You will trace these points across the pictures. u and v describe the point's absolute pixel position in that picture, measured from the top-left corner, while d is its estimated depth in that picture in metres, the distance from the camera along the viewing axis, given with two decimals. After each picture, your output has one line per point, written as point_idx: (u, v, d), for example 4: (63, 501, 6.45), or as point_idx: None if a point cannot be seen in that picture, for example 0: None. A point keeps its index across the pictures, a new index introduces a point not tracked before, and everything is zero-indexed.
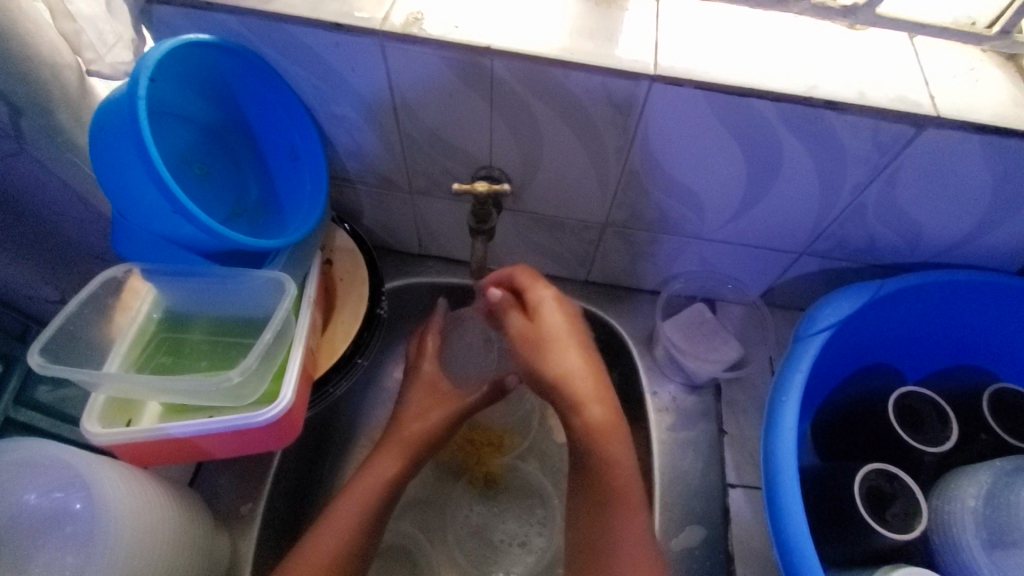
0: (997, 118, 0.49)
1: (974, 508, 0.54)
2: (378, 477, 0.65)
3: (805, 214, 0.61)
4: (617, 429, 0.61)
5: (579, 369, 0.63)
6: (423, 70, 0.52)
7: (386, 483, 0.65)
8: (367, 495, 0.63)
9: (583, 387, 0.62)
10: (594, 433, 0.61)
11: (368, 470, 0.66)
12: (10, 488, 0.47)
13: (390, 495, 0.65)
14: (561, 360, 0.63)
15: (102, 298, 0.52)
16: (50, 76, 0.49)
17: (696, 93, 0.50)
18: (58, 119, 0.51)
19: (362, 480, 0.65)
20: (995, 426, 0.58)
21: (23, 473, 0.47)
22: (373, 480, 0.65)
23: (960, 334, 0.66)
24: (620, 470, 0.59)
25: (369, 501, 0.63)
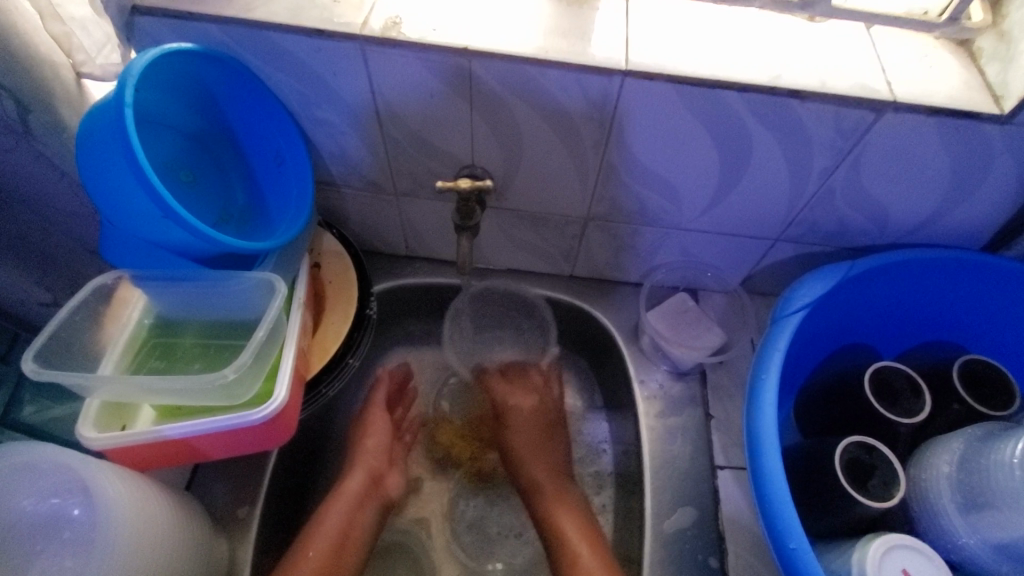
0: (950, 101, 0.52)
1: (948, 474, 0.57)
2: (341, 527, 0.65)
3: (778, 199, 0.63)
4: (585, 523, 0.67)
5: (546, 477, 0.71)
6: (402, 74, 0.54)
7: (354, 511, 0.67)
8: (344, 525, 0.65)
9: (545, 473, 0.72)
10: (563, 529, 0.67)
11: (336, 496, 0.67)
12: (7, 496, 0.46)
13: (364, 518, 0.67)
14: (531, 474, 0.72)
15: (92, 306, 0.53)
16: (51, 74, 0.51)
17: (667, 86, 0.52)
18: (62, 116, 0.53)
19: (334, 509, 0.66)
20: (964, 394, 0.61)
21: (16, 481, 0.47)
22: (343, 510, 0.66)
23: (930, 311, 0.68)
24: (579, 548, 0.65)
25: (343, 529, 0.65)
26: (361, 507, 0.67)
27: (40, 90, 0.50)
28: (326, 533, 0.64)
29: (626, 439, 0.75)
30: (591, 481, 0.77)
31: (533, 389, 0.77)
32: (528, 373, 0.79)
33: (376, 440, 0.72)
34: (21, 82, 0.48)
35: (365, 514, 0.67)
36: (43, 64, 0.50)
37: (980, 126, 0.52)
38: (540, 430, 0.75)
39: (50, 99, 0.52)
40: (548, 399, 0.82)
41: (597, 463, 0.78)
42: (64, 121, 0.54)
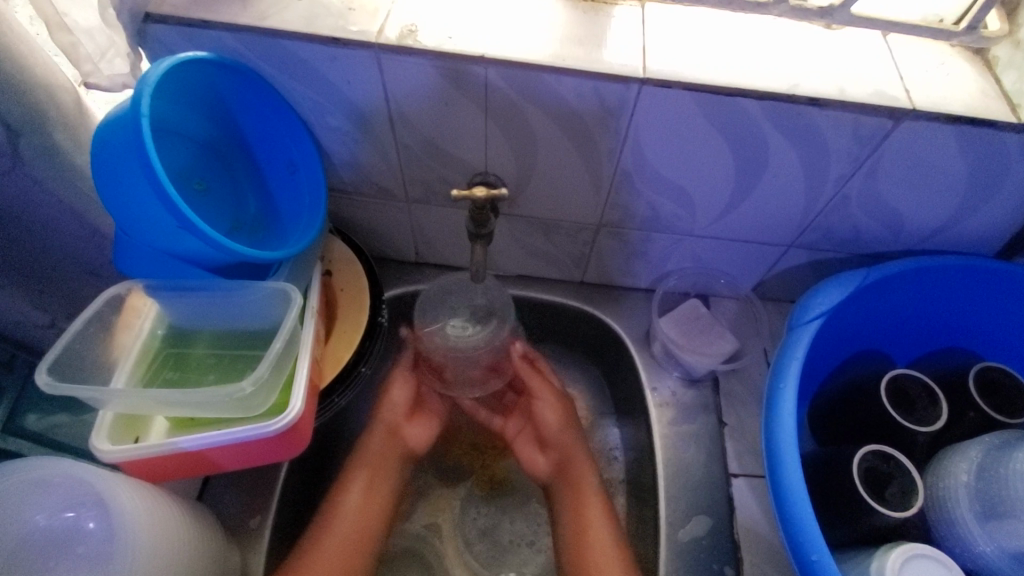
0: (968, 110, 0.52)
1: (967, 483, 0.56)
2: (364, 483, 0.67)
3: (793, 206, 0.63)
4: (602, 508, 0.66)
5: (576, 455, 0.71)
6: (417, 81, 0.54)
7: (377, 467, 0.69)
8: (370, 478, 0.68)
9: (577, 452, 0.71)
10: (587, 517, 0.66)
11: (362, 451, 0.70)
12: (19, 510, 0.46)
13: (389, 469, 0.70)
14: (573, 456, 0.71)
15: (105, 316, 0.53)
16: (47, 97, 0.51)
17: (685, 94, 0.52)
18: (55, 139, 0.53)
19: (359, 467, 0.69)
20: (981, 403, 0.60)
21: (30, 496, 0.46)
22: (368, 466, 0.69)
23: (944, 318, 0.68)
24: (599, 531, 0.64)
25: (370, 480, 0.68)
26: (385, 465, 0.70)
27: (32, 112, 0.50)
28: (355, 486, 0.67)
29: (638, 446, 0.75)
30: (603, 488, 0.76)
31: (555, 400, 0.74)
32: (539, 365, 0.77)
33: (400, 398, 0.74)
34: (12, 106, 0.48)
35: (387, 470, 0.70)
36: (38, 86, 0.50)
37: (998, 134, 0.52)
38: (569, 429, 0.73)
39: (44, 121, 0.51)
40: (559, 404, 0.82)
41: (609, 470, 0.77)
42: (58, 145, 0.53)
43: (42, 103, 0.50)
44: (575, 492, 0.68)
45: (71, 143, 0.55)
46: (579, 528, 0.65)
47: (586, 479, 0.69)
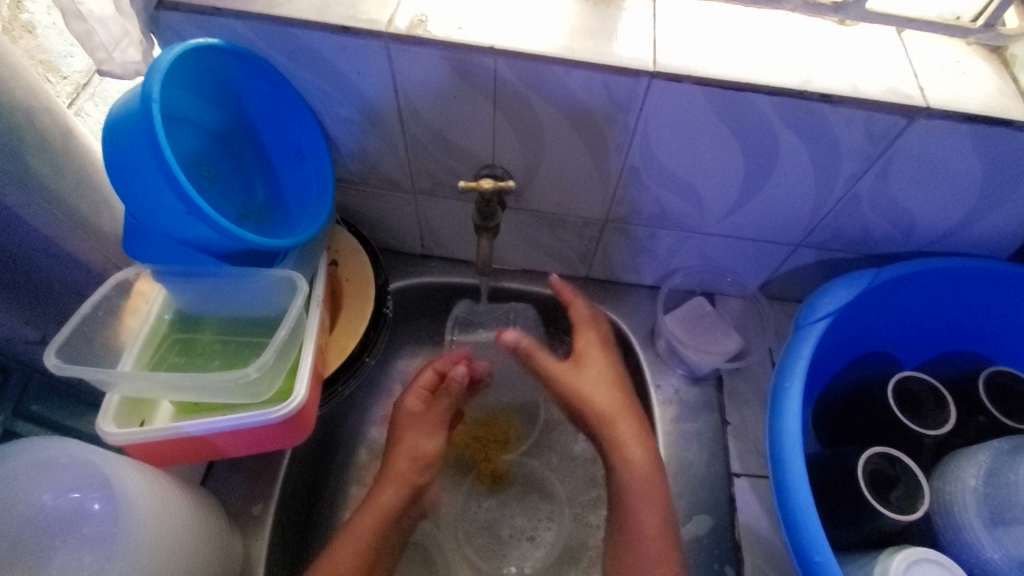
0: (984, 109, 0.51)
1: (975, 488, 0.55)
2: (361, 549, 0.59)
3: (803, 203, 0.62)
4: (655, 488, 0.61)
5: (616, 409, 0.65)
6: (427, 72, 0.53)
7: (384, 531, 0.62)
8: (369, 547, 0.60)
9: (624, 419, 0.64)
10: (644, 526, 0.60)
11: (366, 511, 0.62)
12: (26, 489, 0.46)
13: (390, 539, 0.63)
14: (602, 404, 0.65)
15: (113, 300, 0.53)
16: (25, 120, 0.50)
17: (695, 88, 0.52)
18: (32, 164, 0.51)
19: (360, 525, 0.61)
20: (992, 408, 0.59)
21: (36, 476, 0.46)
22: (372, 528, 0.61)
23: (953, 321, 0.67)
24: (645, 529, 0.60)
25: (371, 543, 0.60)
26: (391, 526, 0.63)
27: (8, 129, 0.48)
28: (350, 554, 0.58)
29: None
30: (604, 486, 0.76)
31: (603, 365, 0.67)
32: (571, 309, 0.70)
33: (413, 453, 0.67)
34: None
35: (387, 539, 0.63)
36: (16, 106, 0.49)
37: (1013, 133, 0.51)
38: (615, 378, 0.67)
39: (21, 144, 0.49)
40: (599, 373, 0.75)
41: None
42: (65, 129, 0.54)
43: (19, 125, 0.49)
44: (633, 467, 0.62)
45: (47, 168, 0.52)
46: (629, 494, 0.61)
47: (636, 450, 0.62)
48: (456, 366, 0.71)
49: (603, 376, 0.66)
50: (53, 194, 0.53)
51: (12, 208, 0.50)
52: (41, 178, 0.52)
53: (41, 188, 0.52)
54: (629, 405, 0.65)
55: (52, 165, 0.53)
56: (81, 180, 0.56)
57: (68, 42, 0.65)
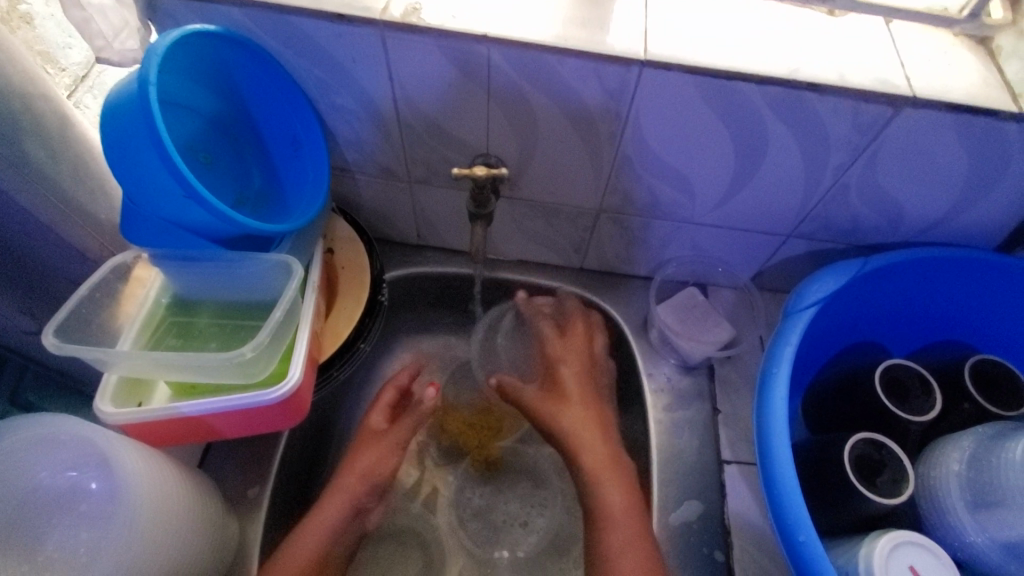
0: (969, 99, 0.52)
1: (958, 472, 0.55)
2: (310, 555, 0.59)
3: (793, 193, 0.63)
4: (625, 490, 0.62)
5: (582, 425, 0.66)
6: (420, 60, 0.54)
7: (334, 538, 0.62)
8: (319, 554, 0.59)
9: (595, 435, 0.66)
10: (608, 512, 0.61)
11: (317, 516, 0.62)
12: (26, 465, 0.46)
13: (339, 546, 0.63)
14: (572, 422, 0.67)
15: (111, 283, 0.54)
16: (21, 106, 0.50)
17: (684, 77, 0.52)
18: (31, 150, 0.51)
19: (309, 530, 0.60)
20: (976, 394, 0.60)
21: (36, 451, 0.47)
22: (322, 534, 0.60)
23: (941, 311, 0.68)
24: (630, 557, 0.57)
25: (321, 550, 0.60)
26: (340, 534, 0.62)
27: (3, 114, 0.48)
28: (299, 558, 0.58)
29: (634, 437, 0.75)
30: None
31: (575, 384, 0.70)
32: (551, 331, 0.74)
33: (364, 470, 0.66)
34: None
35: (336, 546, 0.62)
36: (13, 92, 0.49)
37: (998, 123, 0.52)
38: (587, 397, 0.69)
39: (17, 128, 0.49)
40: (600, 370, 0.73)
41: None
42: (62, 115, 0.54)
43: (15, 111, 0.49)
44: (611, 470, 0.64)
45: (44, 154, 0.52)
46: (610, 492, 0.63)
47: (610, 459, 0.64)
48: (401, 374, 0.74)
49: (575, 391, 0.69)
50: (50, 180, 0.53)
51: (7, 192, 0.50)
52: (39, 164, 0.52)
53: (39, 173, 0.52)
54: (596, 417, 0.67)
55: (50, 151, 0.53)
56: (78, 167, 0.57)
57: (67, 34, 0.66)
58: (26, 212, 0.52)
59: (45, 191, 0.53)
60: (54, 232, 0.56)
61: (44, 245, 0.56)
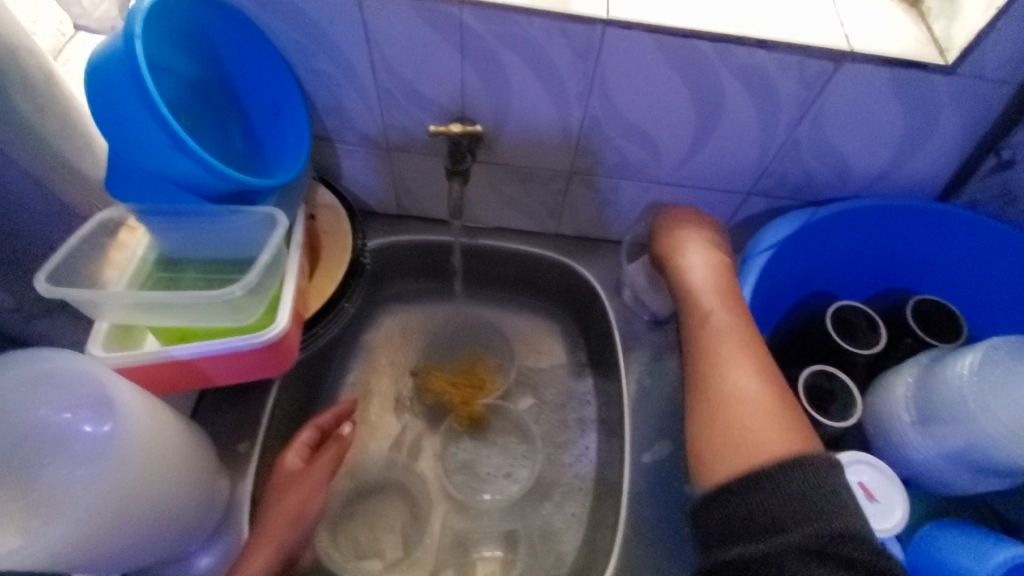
0: (901, 53, 0.57)
1: (903, 395, 0.60)
2: None
3: (750, 150, 0.67)
4: (756, 401, 0.54)
5: (729, 330, 0.60)
6: (397, 23, 0.57)
7: None
8: None
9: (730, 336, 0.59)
10: (746, 398, 0.55)
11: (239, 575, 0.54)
12: (32, 403, 0.48)
13: None
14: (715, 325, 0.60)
15: (99, 236, 0.56)
16: (7, 57, 0.50)
17: (644, 36, 0.56)
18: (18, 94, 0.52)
19: None
20: (917, 329, 0.66)
21: (41, 389, 0.48)
22: None
23: (890, 261, 0.75)
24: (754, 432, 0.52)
25: None
26: None
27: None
28: None
29: (609, 390, 0.78)
30: (575, 425, 0.80)
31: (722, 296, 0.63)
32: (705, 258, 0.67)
33: (290, 513, 0.59)
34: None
35: None
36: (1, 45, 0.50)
37: (927, 75, 0.57)
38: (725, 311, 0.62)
39: (3, 79, 0.50)
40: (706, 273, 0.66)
41: (580, 410, 0.81)
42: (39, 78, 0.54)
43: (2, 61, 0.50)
44: (752, 406, 0.54)
45: (29, 106, 0.53)
46: (724, 409, 0.54)
47: (778, 412, 0.53)
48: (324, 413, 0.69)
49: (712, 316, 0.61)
50: (34, 133, 0.54)
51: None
52: (27, 125, 0.53)
53: (27, 133, 0.53)
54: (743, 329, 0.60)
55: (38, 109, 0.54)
56: (64, 123, 0.57)
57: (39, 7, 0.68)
58: (15, 163, 0.53)
59: (30, 143, 0.54)
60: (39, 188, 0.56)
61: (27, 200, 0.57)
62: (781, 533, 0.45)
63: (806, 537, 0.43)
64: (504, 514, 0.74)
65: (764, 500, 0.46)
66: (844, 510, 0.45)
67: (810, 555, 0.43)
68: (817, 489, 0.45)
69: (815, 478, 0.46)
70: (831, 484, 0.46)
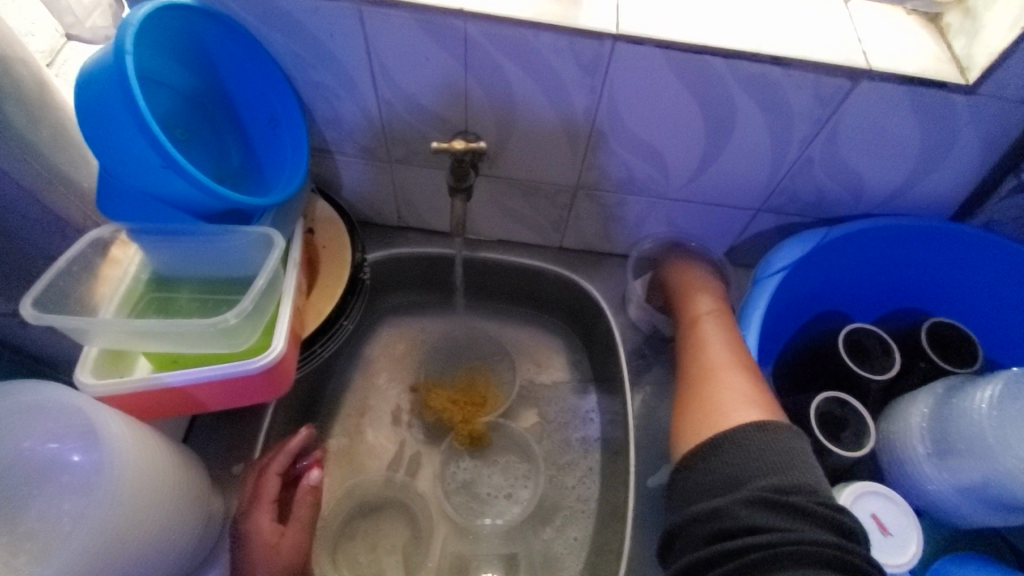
0: (920, 71, 0.55)
1: (919, 425, 0.59)
2: None
3: (761, 166, 0.65)
4: (733, 382, 0.59)
5: (716, 335, 0.65)
6: (399, 36, 0.55)
7: None
8: None
9: (718, 339, 0.65)
10: (721, 377, 0.60)
11: None
12: (18, 434, 0.47)
13: None
14: (703, 330, 0.67)
15: (90, 258, 0.54)
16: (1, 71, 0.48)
17: (655, 51, 0.54)
18: (11, 108, 0.50)
19: None
20: (931, 353, 0.64)
21: (26, 420, 0.47)
22: None
23: (901, 280, 0.73)
24: (724, 402, 0.57)
25: None
26: None
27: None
28: None
29: (613, 409, 0.77)
30: (578, 444, 0.78)
31: (710, 307, 0.70)
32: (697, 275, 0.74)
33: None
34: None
35: None
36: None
37: (947, 95, 0.55)
38: (713, 317, 0.68)
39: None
40: (697, 289, 0.73)
41: (583, 429, 0.79)
42: (31, 86, 0.52)
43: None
44: (728, 385, 0.58)
45: (24, 118, 0.51)
46: (700, 388, 0.60)
47: (740, 384, 0.58)
48: (279, 454, 0.62)
49: (700, 323, 0.68)
50: (33, 145, 0.52)
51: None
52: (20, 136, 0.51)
53: (21, 145, 0.51)
54: (729, 331, 0.66)
55: (30, 118, 0.52)
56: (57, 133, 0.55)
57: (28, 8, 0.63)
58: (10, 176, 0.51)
59: (30, 155, 0.52)
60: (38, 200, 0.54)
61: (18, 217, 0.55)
62: (740, 489, 0.47)
63: (760, 488, 0.45)
64: (504, 538, 0.73)
65: (727, 462, 0.49)
66: (803, 472, 0.47)
67: (763, 504, 0.44)
68: (778, 452, 0.48)
69: (776, 444, 0.49)
70: (793, 451, 0.48)
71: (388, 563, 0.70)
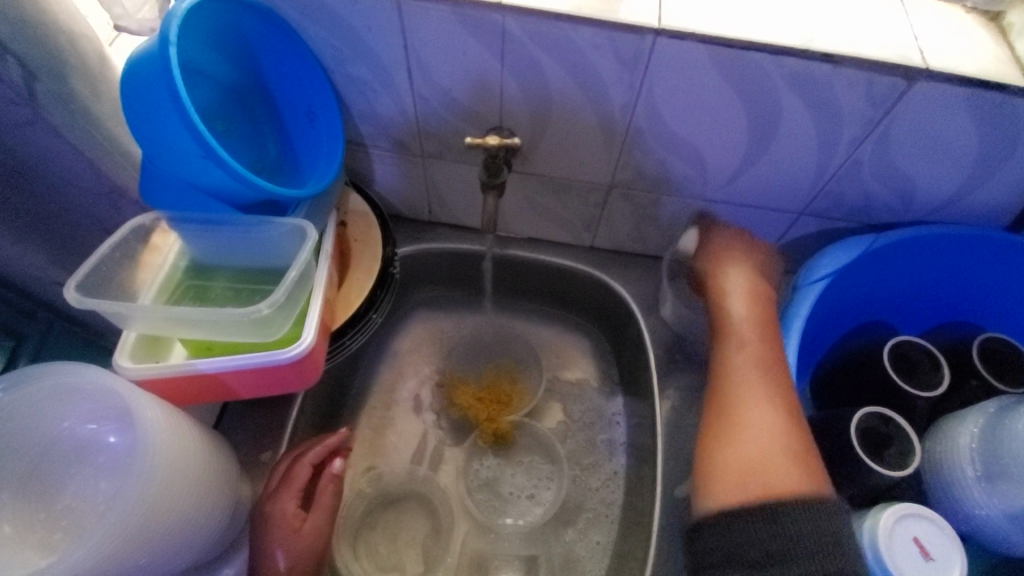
0: (981, 72, 0.51)
1: (969, 447, 0.56)
2: None
3: (806, 168, 0.63)
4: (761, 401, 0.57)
5: (748, 343, 0.61)
6: (436, 30, 0.55)
7: None
8: None
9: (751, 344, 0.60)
10: (750, 393, 0.57)
11: None
12: (55, 414, 0.49)
13: None
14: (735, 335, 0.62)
15: (131, 244, 0.55)
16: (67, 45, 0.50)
17: (698, 46, 0.53)
18: (72, 88, 0.51)
19: None
20: (983, 370, 0.61)
21: (59, 401, 0.48)
22: None
23: (952, 291, 0.70)
24: (751, 425, 0.55)
25: None
26: None
27: (53, 53, 0.48)
28: None
29: (641, 413, 0.75)
30: (603, 447, 0.77)
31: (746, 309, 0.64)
32: (739, 270, 0.66)
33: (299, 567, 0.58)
34: (28, 49, 0.46)
35: None
36: (58, 33, 0.49)
37: (1009, 98, 0.52)
38: (747, 319, 0.63)
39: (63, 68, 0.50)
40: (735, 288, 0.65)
41: (609, 431, 0.78)
42: (91, 63, 0.53)
43: (60, 51, 0.49)
44: (758, 407, 0.56)
45: (86, 93, 0.53)
46: (727, 407, 0.57)
47: (773, 406, 0.56)
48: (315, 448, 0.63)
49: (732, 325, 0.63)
50: (92, 121, 0.53)
51: (57, 129, 0.51)
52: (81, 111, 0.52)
53: (81, 119, 0.53)
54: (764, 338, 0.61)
55: (90, 91, 0.53)
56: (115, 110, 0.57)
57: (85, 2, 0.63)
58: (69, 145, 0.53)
59: (88, 132, 0.54)
60: (92, 174, 0.56)
61: (73, 194, 0.56)
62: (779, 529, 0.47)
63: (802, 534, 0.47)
64: (525, 539, 0.72)
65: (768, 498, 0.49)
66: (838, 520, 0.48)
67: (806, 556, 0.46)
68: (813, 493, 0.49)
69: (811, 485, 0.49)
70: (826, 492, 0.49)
71: (407, 556, 0.70)
